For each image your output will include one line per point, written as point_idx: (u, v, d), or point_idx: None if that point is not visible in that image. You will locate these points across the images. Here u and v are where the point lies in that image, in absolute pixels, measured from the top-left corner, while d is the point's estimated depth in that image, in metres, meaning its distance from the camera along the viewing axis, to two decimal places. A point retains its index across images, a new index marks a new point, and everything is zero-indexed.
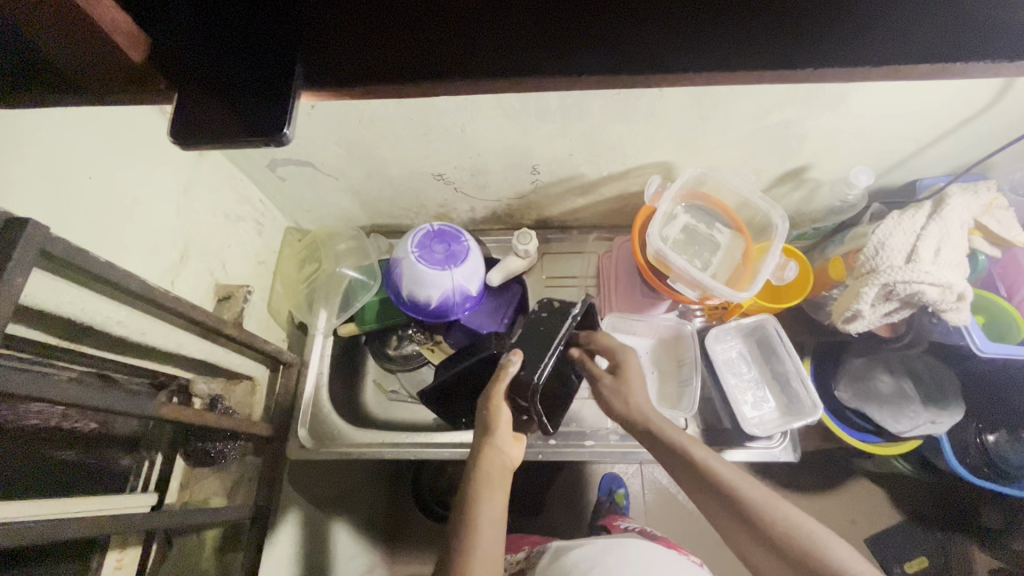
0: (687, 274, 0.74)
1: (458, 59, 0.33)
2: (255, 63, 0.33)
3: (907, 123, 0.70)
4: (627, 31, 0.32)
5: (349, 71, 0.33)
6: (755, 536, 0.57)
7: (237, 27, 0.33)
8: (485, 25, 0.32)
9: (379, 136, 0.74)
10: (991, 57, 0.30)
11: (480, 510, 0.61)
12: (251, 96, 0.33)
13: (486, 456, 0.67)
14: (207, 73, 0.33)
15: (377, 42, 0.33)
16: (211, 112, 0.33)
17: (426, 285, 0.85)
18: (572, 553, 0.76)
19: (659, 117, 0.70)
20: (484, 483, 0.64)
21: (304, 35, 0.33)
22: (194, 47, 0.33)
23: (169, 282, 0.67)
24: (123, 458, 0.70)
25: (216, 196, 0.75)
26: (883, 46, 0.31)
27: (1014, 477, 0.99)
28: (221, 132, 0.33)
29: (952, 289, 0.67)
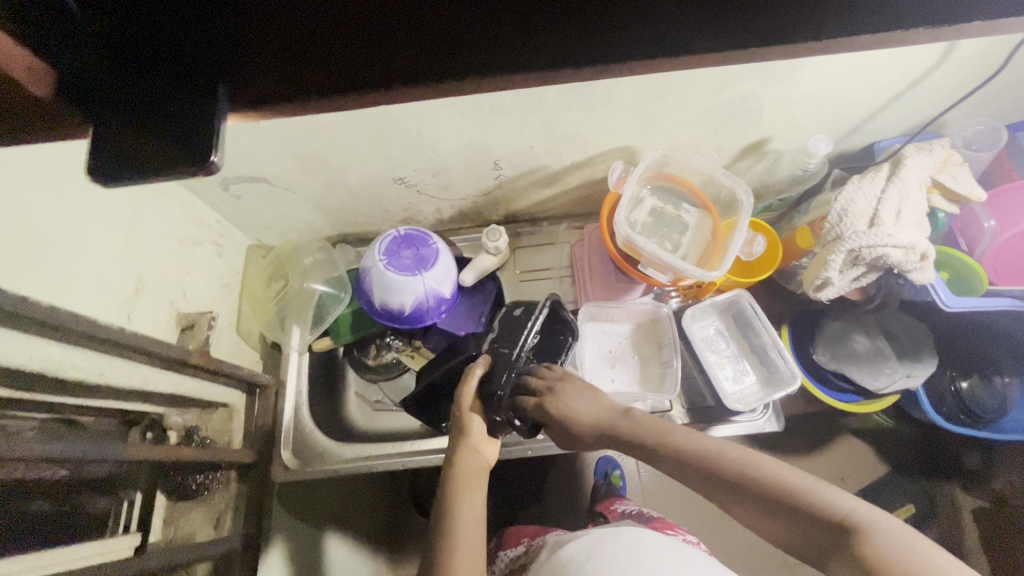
0: (657, 258, 0.73)
1: (395, 69, 0.31)
2: (174, 84, 0.31)
3: (859, 87, 0.70)
4: (567, 28, 0.31)
5: (276, 88, 0.31)
6: (743, 500, 0.57)
7: (153, 52, 0.31)
8: (422, 34, 0.31)
9: (332, 144, 0.72)
10: (931, 22, 0.30)
11: (460, 514, 0.62)
12: (176, 121, 0.31)
13: (462, 457, 0.67)
14: (125, 100, 0.31)
15: (308, 58, 0.31)
16: (131, 143, 0.31)
17: (398, 292, 0.83)
18: (568, 547, 0.76)
19: (615, 103, 0.69)
20: (463, 486, 0.64)
21: (231, 54, 0.31)
22: (111, 76, 0.31)
23: (124, 317, 0.64)
24: (99, 501, 0.67)
25: (167, 220, 0.72)
26: (825, 20, 0.30)
27: (987, 421, 1.07)
28: (145, 160, 0.30)
29: (915, 250, 0.67)
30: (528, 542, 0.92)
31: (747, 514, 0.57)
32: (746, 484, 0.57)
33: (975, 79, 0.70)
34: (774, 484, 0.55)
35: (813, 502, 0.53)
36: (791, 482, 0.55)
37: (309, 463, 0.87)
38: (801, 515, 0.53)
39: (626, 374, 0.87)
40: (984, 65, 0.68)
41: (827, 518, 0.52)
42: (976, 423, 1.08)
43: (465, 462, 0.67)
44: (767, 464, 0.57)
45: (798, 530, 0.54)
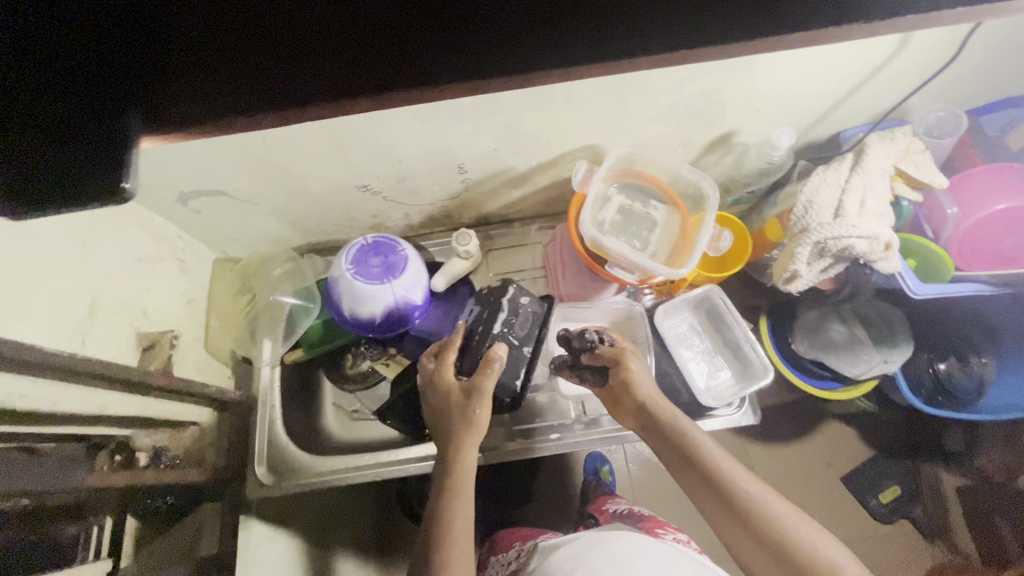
0: (625, 257, 0.73)
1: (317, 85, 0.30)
2: (82, 110, 0.30)
3: (819, 77, 0.70)
4: (498, 38, 0.30)
5: (189, 108, 0.30)
6: (750, 535, 0.60)
7: (61, 78, 0.30)
8: (349, 57, 0.30)
9: (290, 154, 0.70)
10: (865, 19, 0.29)
11: (454, 521, 0.62)
12: (85, 148, 0.29)
13: (464, 461, 0.67)
14: (27, 127, 0.29)
15: (227, 80, 0.30)
16: (38, 171, 0.29)
17: (367, 301, 0.82)
18: (556, 554, 0.75)
19: (575, 102, 0.69)
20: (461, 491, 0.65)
21: (146, 75, 0.30)
22: (20, 99, 0.29)
23: (79, 341, 0.62)
24: (69, 527, 0.63)
25: (124, 239, 0.70)
26: (758, 19, 0.30)
27: (965, 400, 1.08)
28: (49, 190, 0.29)
29: (879, 240, 0.67)
30: (521, 546, 0.92)
31: (745, 547, 0.61)
32: (759, 519, 0.60)
33: (934, 66, 0.70)
34: (786, 530, 0.59)
35: (814, 558, 0.57)
36: (801, 531, 0.58)
37: (283, 477, 0.86)
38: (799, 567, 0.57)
39: None
40: (941, 52, 0.68)
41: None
42: (955, 403, 1.09)
43: (463, 463, 0.67)
44: (782, 506, 0.61)
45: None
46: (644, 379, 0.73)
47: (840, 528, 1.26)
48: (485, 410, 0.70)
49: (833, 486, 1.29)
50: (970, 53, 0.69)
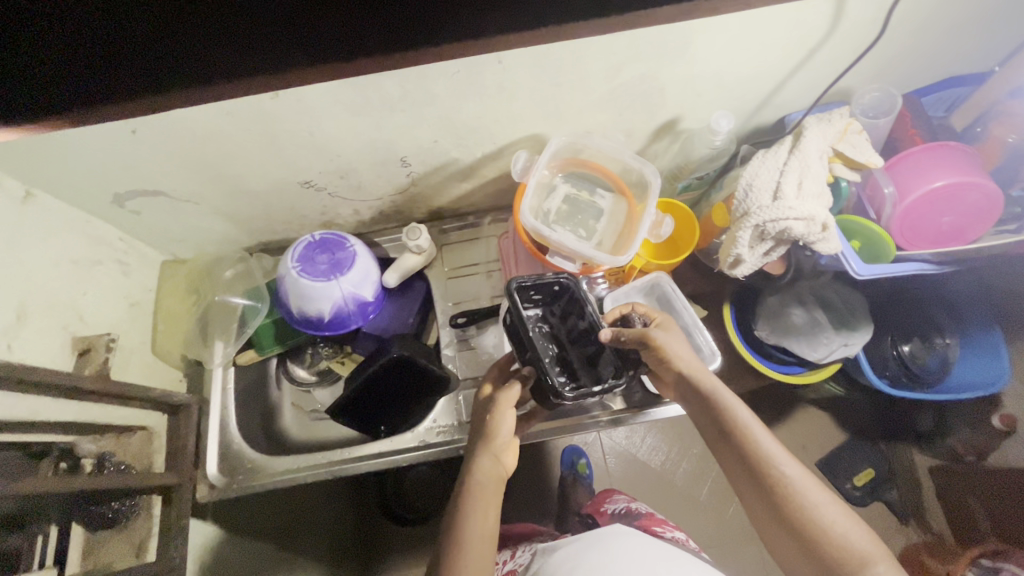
0: (566, 246, 0.72)
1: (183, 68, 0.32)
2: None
3: (752, 59, 0.70)
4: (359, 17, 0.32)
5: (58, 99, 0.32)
6: (758, 492, 0.60)
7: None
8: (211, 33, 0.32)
9: (223, 150, 0.69)
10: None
11: (470, 529, 0.59)
12: None
13: (478, 467, 0.64)
14: None
15: (99, 73, 0.32)
16: None
17: (314, 299, 0.81)
18: (555, 554, 0.74)
19: (510, 91, 0.68)
20: (479, 499, 0.61)
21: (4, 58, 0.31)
22: None
23: (6, 346, 0.61)
24: (8, 539, 0.62)
25: (56, 242, 0.69)
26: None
27: (929, 381, 1.09)
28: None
29: (815, 221, 0.67)
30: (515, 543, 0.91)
31: (751, 498, 0.61)
32: (770, 480, 0.59)
33: (866, 44, 0.70)
34: (797, 492, 0.58)
35: (820, 524, 0.56)
36: (810, 495, 0.57)
37: (235, 480, 0.84)
38: (802, 529, 0.57)
39: None
40: (871, 33, 0.68)
41: (826, 539, 0.56)
42: (919, 384, 1.09)
43: (481, 471, 0.64)
44: (797, 469, 0.59)
45: (793, 536, 0.57)
46: (676, 343, 0.67)
47: None
48: (510, 414, 0.66)
49: (807, 470, 1.29)
50: (902, 31, 0.69)
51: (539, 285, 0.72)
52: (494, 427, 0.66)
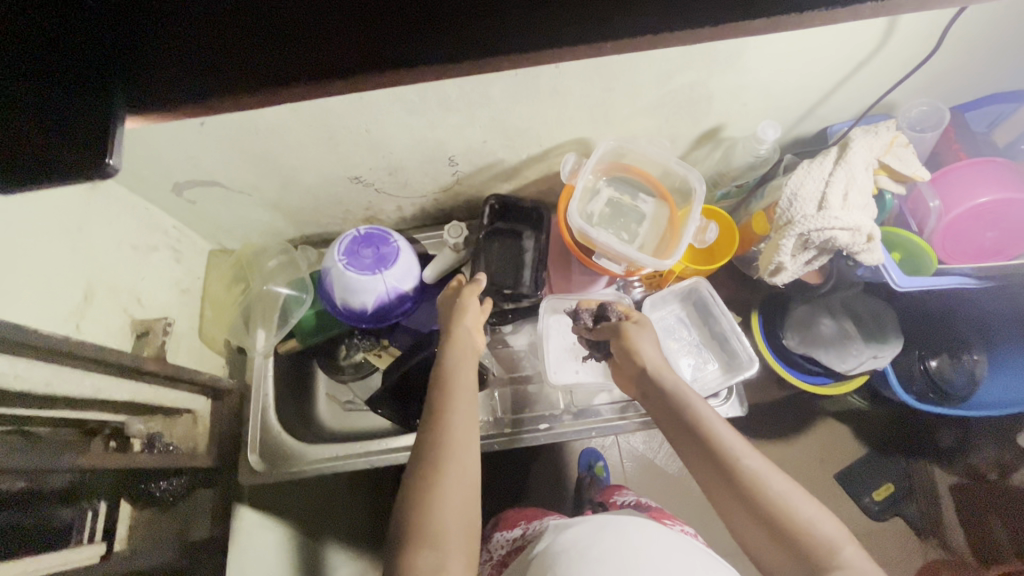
0: (611, 248, 0.74)
1: (305, 68, 0.32)
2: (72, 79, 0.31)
3: (802, 70, 0.71)
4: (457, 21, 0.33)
5: (168, 88, 0.32)
6: (724, 484, 0.59)
7: (58, 72, 0.31)
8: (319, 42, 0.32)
9: (282, 144, 0.71)
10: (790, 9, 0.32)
11: (454, 387, 0.62)
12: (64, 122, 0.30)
13: (455, 338, 0.69)
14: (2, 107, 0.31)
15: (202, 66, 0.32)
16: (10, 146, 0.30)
17: (359, 292, 0.83)
18: (567, 533, 0.73)
19: (563, 95, 0.69)
20: (458, 359, 0.66)
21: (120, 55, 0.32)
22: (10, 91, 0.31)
23: (73, 326, 0.63)
24: (62, 511, 0.65)
25: (119, 227, 0.72)
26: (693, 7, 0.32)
27: (958, 398, 1.08)
28: (52, 165, 0.30)
29: (861, 231, 0.68)
30: (525, 526, 0.90)
31: (719, 494, 0.60)
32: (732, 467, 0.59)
33: (919, 58, 0.70)
34: (759, 479, 0.58)
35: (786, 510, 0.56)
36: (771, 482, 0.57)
37: (275, 466, 0.86)
38: (769, 518, 0.56)
39: (590, 366, 0.88)
40: (922, 47, 0.69)
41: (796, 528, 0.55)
42: (947, 400, 1.09)
43: (458, 344, 0.69)
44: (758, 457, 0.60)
45: (763, 528, 0.56)
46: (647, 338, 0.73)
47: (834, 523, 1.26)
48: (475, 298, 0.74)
49: (827, 482, 1.29)
50: (955, 45, 0.70)
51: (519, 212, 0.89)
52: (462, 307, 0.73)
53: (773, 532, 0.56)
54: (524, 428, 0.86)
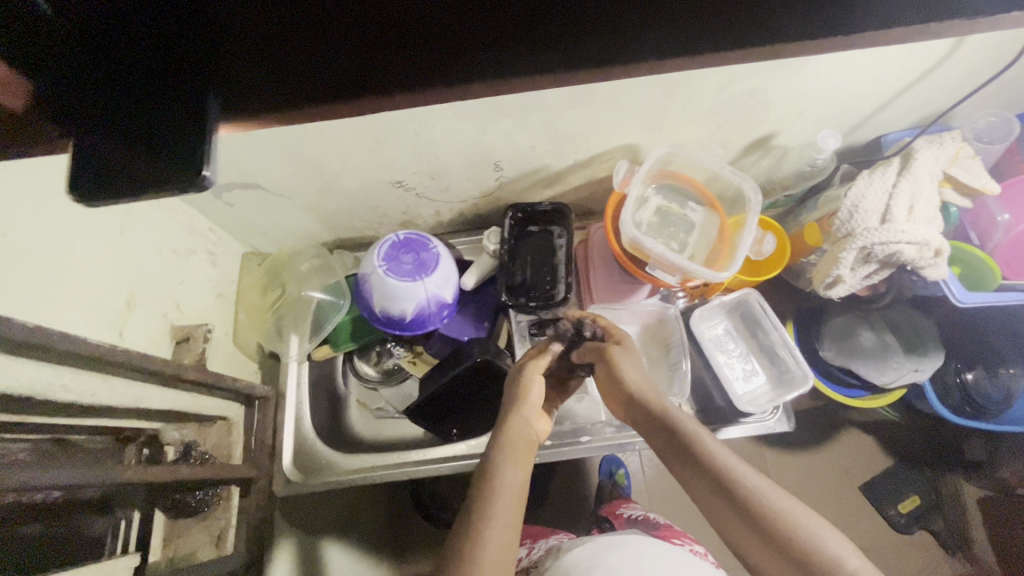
0: (666, 259, 0.72)
1: (412, 74, 0.31)
2: (165, 83, 0.29)
3: (868, 78, 0.68)
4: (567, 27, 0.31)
5: (260, 100, 0.31)
6: (745, 522, 0.56)
7: (149, 69, 0.29)
8: (433, 53, 0.31)
9: (328, 147, 0.69)
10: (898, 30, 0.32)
11: (502, 478, 0.58)
12: (156, 122, 0.29)
13: (511, 424, 0.65)
14: (91, 107, 0.29)
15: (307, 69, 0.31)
16: (103, 152, 0.29)
17: (399, 299, 0.81)
18: (574, 552, 0.74)
19: (620, 101, 0.67)
20: (509, 450, 0.62)
21: (209, 52, 0.29)
22: (99, 88, 0.29)
23: (116, 334, 0.61)
24: (94, 522, 0.63)
25: (159, 231, 0.69)
26: (807, 22, 0.31)
27: (995, 412, 1.06)
28: (148, 171, 0.28)
29: (930, 246, 0.66)
30: (531, 546, 0.89)
31: (743, 535, 0.57)
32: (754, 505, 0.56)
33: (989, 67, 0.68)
34: (784, 517, 0.55)
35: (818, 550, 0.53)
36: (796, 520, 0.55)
37: (309, 476, 0.85)
38: (799, 558, 0.53)
39: None
40: (994, 55, 0.67)
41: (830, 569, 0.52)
42: (983, 415, 1.07)
43: (513, 431, 0.65)
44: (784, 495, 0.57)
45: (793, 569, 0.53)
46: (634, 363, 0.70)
47: (861, 537, 1.24)
48: (539, 378, 0.71)
49: (854, 494, 1.27)
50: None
51: (541, 218, 0.88)
52: (526, 385, 0.70)
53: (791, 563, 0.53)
54: (561, 440, 0.85)
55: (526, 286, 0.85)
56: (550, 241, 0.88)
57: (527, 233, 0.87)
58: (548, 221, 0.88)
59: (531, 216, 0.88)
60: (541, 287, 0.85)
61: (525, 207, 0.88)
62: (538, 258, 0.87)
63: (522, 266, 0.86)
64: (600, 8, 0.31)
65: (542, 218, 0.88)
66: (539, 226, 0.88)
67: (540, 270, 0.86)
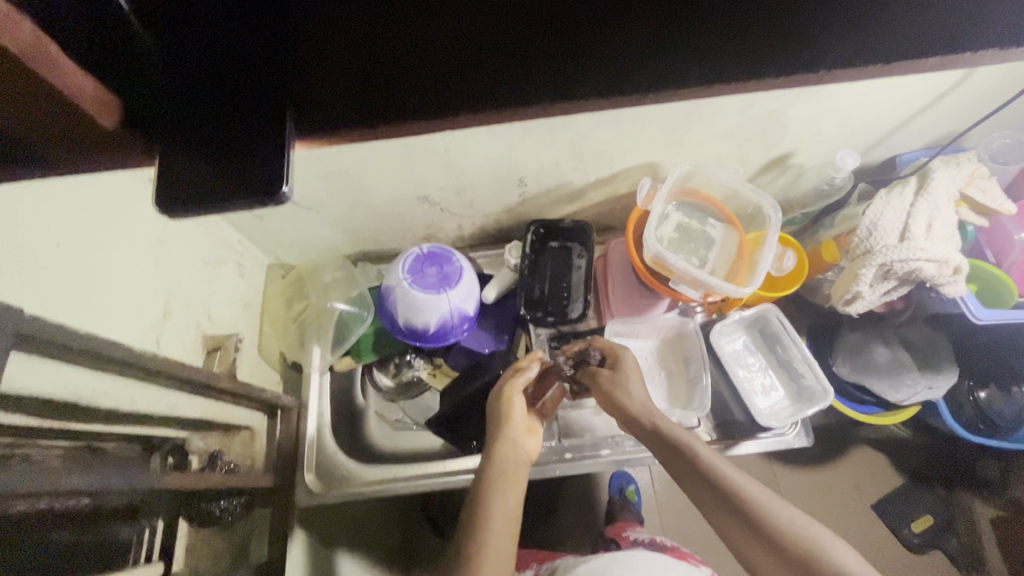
0: (688, 274, 0.73)
1: (467, 97, 0.34)
2: (247, 100, 0.33)
3: (886, 101, 0.71)
4: (620, 52, 0.33)
5: (330, 118, 0.34)
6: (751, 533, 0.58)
7: (231, 88, 0.33)
8: (493, 80, 0.34)
9: (360, 162, 0.71)
10: (944, 54, 0.33)
11: (492, 504, 0.60)
12: (239, 138, 0.32)
13: (500, 448, 0.67)
14: (183, 124, 0.33)
15: (375, 93, 0.34)
16: (191, 166, 0.32)
17: (423, 310, 0.82)
18: (581, 568, 0.77)
19: (646, 120, 0.69)
20: (499, 477, 0.63)
21: (286, 74, 0.33)
22: (188, 104, 0.33)
23: (153, 342, 0.62)
24: (123, 529, 0.62)
25: (193, 242, 0.71)
26: (851, 48, 0.33)
27: (1008, 429, 1.07)
28: (232, 184, 0.31)
29: (949, 263, 0.67)
30: (537, 565, 0.89)
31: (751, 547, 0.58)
32: (756, 517, 0.58)
33: (1004, 90, 0.70)
34: (785, 526, 0.57)
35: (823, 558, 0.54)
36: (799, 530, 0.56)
37: (331, 485, 0.86)
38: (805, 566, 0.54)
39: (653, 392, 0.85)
40: (1008, 79, 0.69)
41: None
42: (996, 432, 1.08)
43: (502, 454, 0.67)
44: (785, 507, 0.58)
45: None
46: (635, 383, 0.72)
47: (876, 556, 1.23)
48: (518, 400, 0.73)
49: (869, 512, 1.26)
50: None
51: (559, 234, 0.90)
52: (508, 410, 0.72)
53: (774, 551, 0.56)
54: (580, 453, 0.85)
55: (546, 300, 0.87)
56: (568, 256, 0.89)
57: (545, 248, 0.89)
58: (565, 237, 0.89)
59: (551, 233, 0.90)
60: (559, 301, 0.87)
61: (544, 223, 0.90)
62: (557, 273, 0.89)
63: (541, 280, 0.88)
64: (651, 34, 0.33)
65: (559, 234, 0.90)
66: (557, 241, 0.90)
67: (558, 285, 0.88)
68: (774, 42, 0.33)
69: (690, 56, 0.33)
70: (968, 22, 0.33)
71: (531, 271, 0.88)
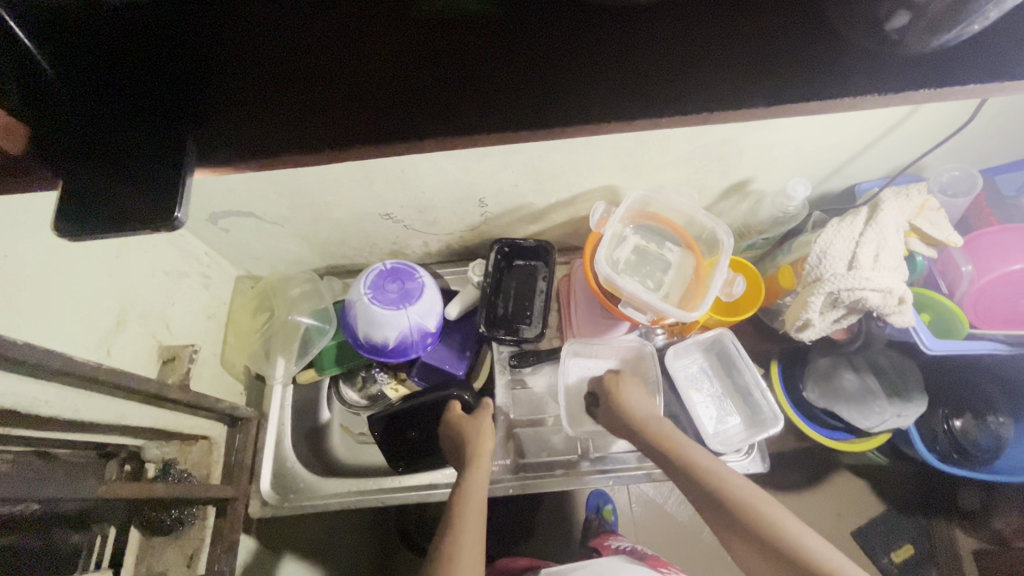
0: (638, 297, 0.74)
1: (438, 128, 0.34)
2: (152, 129, 0.33)
3: (834, 133, 0.72)
4: (551, 90, 0.33)
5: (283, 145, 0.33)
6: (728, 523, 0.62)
7: (134, 115, 0.33)
8: (470, 114, 0.34)
9: (319, 181, 0.73)
10: (845, 93, 0.33)
11: (471, 494, 0.70)
12: (142, 162, 0.33)
13: (480, 444, 0.77)
14: (85, 147, 0.33)
15: (350, 118, 0.33)
16: (90, 190, 0.32)
17: (383, 326, 0.83)
18: None
19: (597, 147, 0.71)
20: (476, 469, 0.74)
21: (193, 102, 0.33)
22: (92, 127, 0.33)
23: (103, 352, 0.64)
24: (72, 536, 0.62)
25: (155, 255, 0.73)
26: (751, 87, 0.33)
27: (982, 460, 1.04)
28: (127, 213, 0.32)
29: (893, 293, 0.67)
30: None
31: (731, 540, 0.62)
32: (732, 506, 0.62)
33: (952, 122, 0.71)
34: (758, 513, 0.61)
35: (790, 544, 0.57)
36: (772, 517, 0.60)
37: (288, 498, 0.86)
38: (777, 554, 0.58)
39: None
40: (955, 112, 0.70)
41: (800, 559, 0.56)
42: (970, 462, 1.05)
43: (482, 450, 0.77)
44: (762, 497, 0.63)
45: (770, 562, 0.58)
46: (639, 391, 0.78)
47: None
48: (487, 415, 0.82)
49: (844, 539, 1.24)
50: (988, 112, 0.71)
51: (523, 253, 0.91)
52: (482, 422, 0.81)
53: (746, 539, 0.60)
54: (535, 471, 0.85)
55: (505, 318, 0.88)
56: (530, 274, 0.90)
57: (508, 266, 0.90)
58: (529, 256, 0.91)
59: (516, 251, 0.91)
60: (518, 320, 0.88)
61: (508, 241, 0.90)
62: (518, 291, 0.90)
63: (502, 298, 0.89)
64: (574, 73, 0.33)
65: (523, 253, 0.91)
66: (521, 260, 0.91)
67: (518, 303, 0.89)
68: (680, 79, 0.33)
69: (603, 99, 0.33)
70: (866, 62, 0.33)
71: (493, 289, 0.89)
